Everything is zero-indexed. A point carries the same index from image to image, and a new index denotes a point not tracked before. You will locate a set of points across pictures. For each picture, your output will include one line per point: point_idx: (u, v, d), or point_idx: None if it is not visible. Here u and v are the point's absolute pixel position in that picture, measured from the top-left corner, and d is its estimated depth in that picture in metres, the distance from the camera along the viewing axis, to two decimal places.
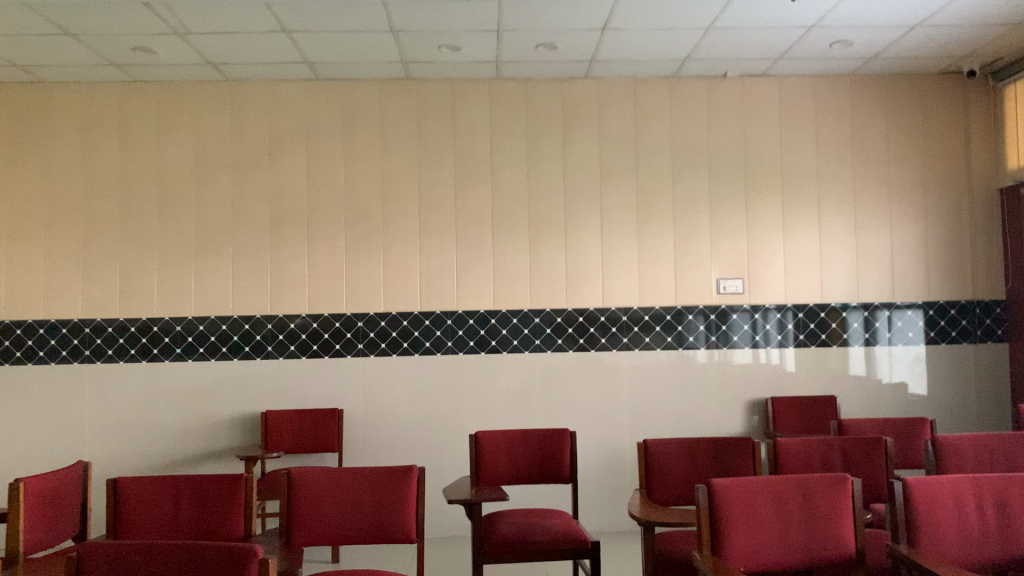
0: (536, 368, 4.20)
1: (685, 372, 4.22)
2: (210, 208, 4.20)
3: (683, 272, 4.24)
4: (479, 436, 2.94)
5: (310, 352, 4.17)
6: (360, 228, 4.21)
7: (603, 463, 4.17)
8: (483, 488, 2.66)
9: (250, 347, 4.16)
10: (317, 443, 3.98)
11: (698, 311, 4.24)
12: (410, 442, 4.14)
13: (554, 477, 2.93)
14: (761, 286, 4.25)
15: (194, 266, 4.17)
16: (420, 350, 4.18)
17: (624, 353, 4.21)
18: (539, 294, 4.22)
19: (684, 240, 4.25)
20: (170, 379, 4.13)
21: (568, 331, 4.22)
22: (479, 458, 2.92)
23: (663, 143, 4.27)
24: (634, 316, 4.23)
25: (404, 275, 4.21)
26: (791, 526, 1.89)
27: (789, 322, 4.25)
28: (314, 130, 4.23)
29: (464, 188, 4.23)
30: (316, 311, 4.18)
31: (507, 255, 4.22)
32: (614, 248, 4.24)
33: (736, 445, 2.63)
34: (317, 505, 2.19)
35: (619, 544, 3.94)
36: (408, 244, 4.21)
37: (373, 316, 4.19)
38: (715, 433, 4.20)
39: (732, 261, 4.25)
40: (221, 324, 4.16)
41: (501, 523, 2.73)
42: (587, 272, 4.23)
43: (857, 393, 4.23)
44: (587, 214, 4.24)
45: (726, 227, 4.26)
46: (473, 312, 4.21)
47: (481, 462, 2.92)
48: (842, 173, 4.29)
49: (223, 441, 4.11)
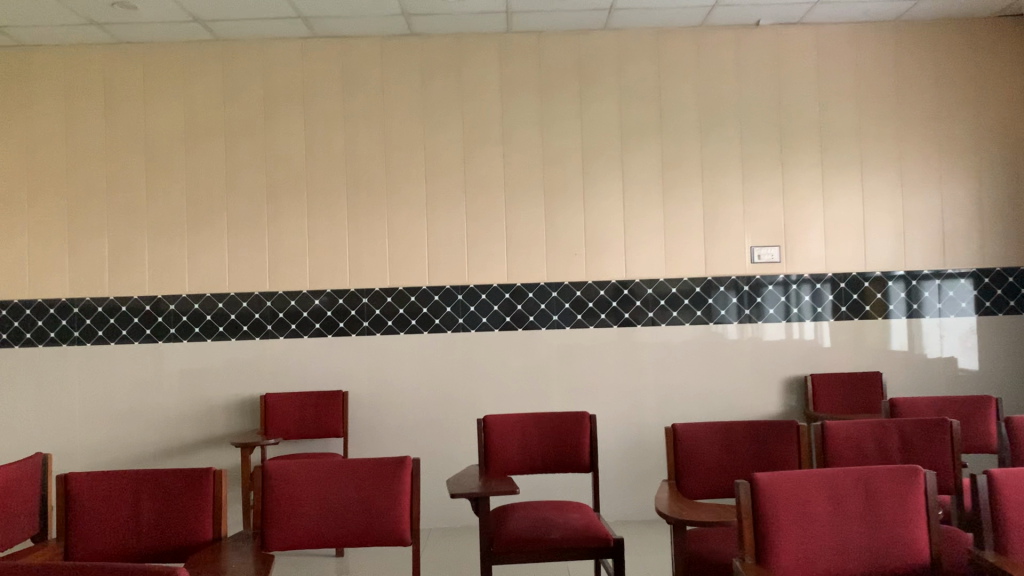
0: (555, 346, 3.89)
1: (716, 349, 3.89)
2: (203, 179, 3.92)
3: (713, 240, 3.91)
4: (487, 422, 2.65)
5: (312, 331, 3.89)
6: (363, 197, 3.92)
7: (627, 448, 3.87)
8: (491, 479, 2.37)
9: (248, 326, 3.90)
10: (319, 427, 3.71)
11: (730, 282, 3.91)
12: (420, 426, 3.87)
13: (571, 464, 2.63)
14: (798, 254, 3.91)
15: (187, 240, 3.91)
16: (430, 328, 3.90)
17: (650, 329, 3.90)
18: (557, 266, 3.91)
19: (713, 206, 3.91)
20: (164, 361, 3.88)
21: (588, 306, 3.90)
22: (489, 445, 2.63)
23: (689, 99, 3.92)
24: (660, 289, 3.91)
25: (410, 247, 3.91)
26: (850, 529, 1.58)
27: (829, 292, 3.91)
28: (312, 92, 3.94)
29: (474, 151, 3.92)
30: (318, 288, 3.91)
31: (522, 224, 3.91)
32: (638, 215, 3.91)
33: (780, 429, 2.31)
34: (295, 505, 1.91)
35: (645, 534, 3.65)
36: (415, 214, 3.92)
37: (378, 292, 3.90)
38: (749, 414, 3.88)
39: (766, 227, 3.91)
40: (217, 303, 3.90)
41: (512, 517, 2.44)
42: (608, 241, 3.91)
43: (904, 370, 3.89)
44: (608, 178, 3.92)
45: (759, 191, 3.92)
46: (486, 286, 3.91)
47: (490, 449, 2.63)
48: (886, 129, 3.92)
49: (221, 426, 3.86)
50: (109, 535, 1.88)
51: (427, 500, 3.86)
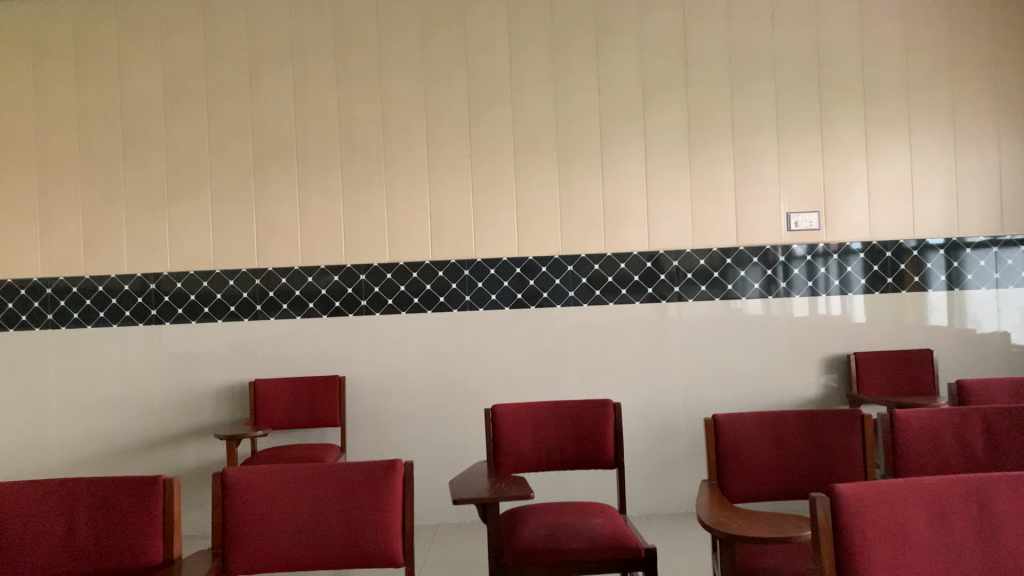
0: (572, 324, 3.55)
1: (749, 327, 3.54)
2: (184, 146, 3.58)
3: (746, 206, 3.55)
4: (496, 412, 2.31)
5: (305, 312, 3.56)
6: (359, 164, 3.57)
7: (652, 436, 3.54)
8: (501, 480, 2.04)
9: (235, 307, 3.57)
10: (314, 417, 3.40)
11: (764, 253, 3.54)
12: (424, 413, 3.54)
13: (592, 459, 2.29)
14: (839, 221, 3.54)
15: (168, 214, 3.58)
16: (434, 306, 3.56)
17: (676, 305, 3.55)
18: (573, 237, 3.56)
19: (745, 169, 3.54)
20: (145, 346, 3.56)
21: (608, 281, 3.55)
22: (497, 441, 2.29)
23: (717, 50, 3.54)
24: (687, 261, 3.55)
25: (411, 218, 3.57)
26: (959, 558, 1.23)
27: (874, 263, 3.54)
28: (300, 49, 3.58)
29: (480, 111, 3.56)
30: (311, 264, 3.57)
31: (533, 191, 3.56)
32: (663, 179, 3.55)
33: (841, 419, 1.96)
34: (263, 521, 1.58)
35: (673, 530, 3.33)
36: (417, 181, 3.57)
37: (377, 268, 3.56)
38: (786, 397, 3.54)
39: (804, 191, 3.54)
40: (202, 282, 3.57)
41: (525, 523, 2.10)
42: (629, 209, 3.56)
43: (957, 347, 3.53)
44: (629, 139, 3.55)
45: (796, 151, 3.54)
46: (495, 261, 3.56)
47: (500, 445, 2.29)
48: (937, 80, 3.53)
49: (208, 415, 3.55)
50: (38, 555, 1.56)
51: (434, 494, 3.54)
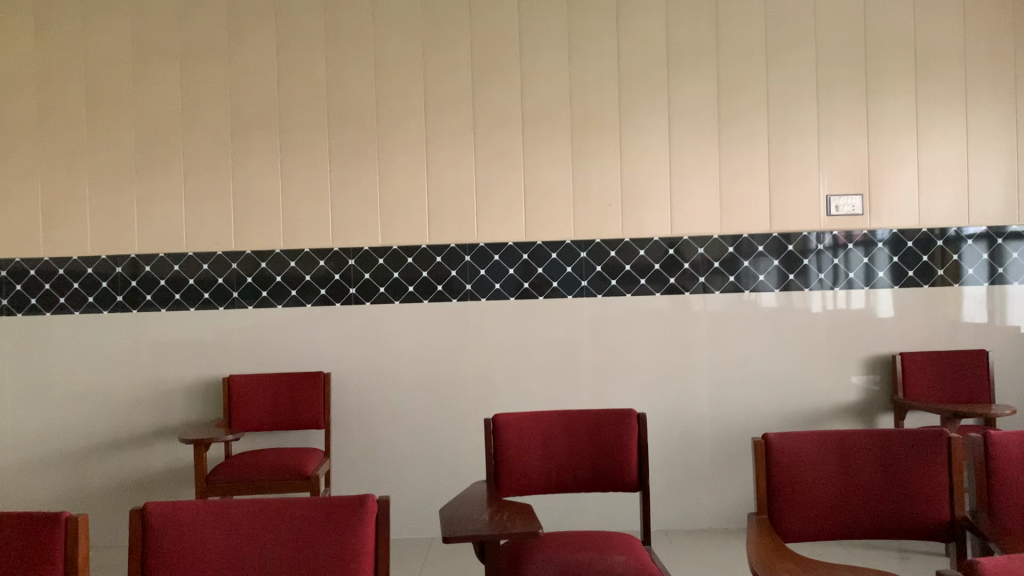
0: (584, 318, 3.19)
1: (782, 323, 3.17)
2: (154, 114, 3.21)
3: (781, 187, 3.17)
4: (497, 422, 1.94)
5: (287, 300, 3.20)
6: (349, 135, 3.20)
7: (673, 443, 3.19)
8: (502, 509, 1.68)
9: (210, 294, 3.21)
10: (295, 418, 3.05)
11: (800, 240, 3.17)
12: (419, 414, 3.19)
13: (612, 480, 1.93)
14: (885, 204, 3.16)
15: (136, 189, 3.22)
16: (431, 296, 3.20)
17: (701, 297, 3.18)
18: (586, 221, 3.19)
19: (781, 145, 3.17)
20: (110, 336, 3.21)
21: (625, 270, 3.18)
22: (500, 457, 1.92)
23: (752, 12, 3.16)
24: (714, 248, 3.18)
25: (407, 197, 3.20)
26: None
27: (924, 253, 3.16)
28: (285, 5, 3.20)
29: (485, 78, 3.19)
30: (295, 247, 3.20)
31: (544, 168, 3.19)
32: (689, 155, 3.18)
33: (923, 441, 1.59)
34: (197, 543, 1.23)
35: (695, 549, 2.98)
36: (414, 156, 3.20)
37: (368, 253, 3.20)
38: (822, 401, 3.17)
39: (847, 171, 3.17)
40: (173, 266, 3.21)
41: (532, 559, 1.74)
42: (651, 189, 3.18)
43: (1014, 348, 3.16)
44: (652, 110, 3.18)
45: (838, 126, 3.17)
46: (499, 246, 3.19)
47: (503, 463, 1.92)
48: (999, 48, 3.14)
49: (179, 414, 3.20)
50: None
51: (431, 505, 3.19)
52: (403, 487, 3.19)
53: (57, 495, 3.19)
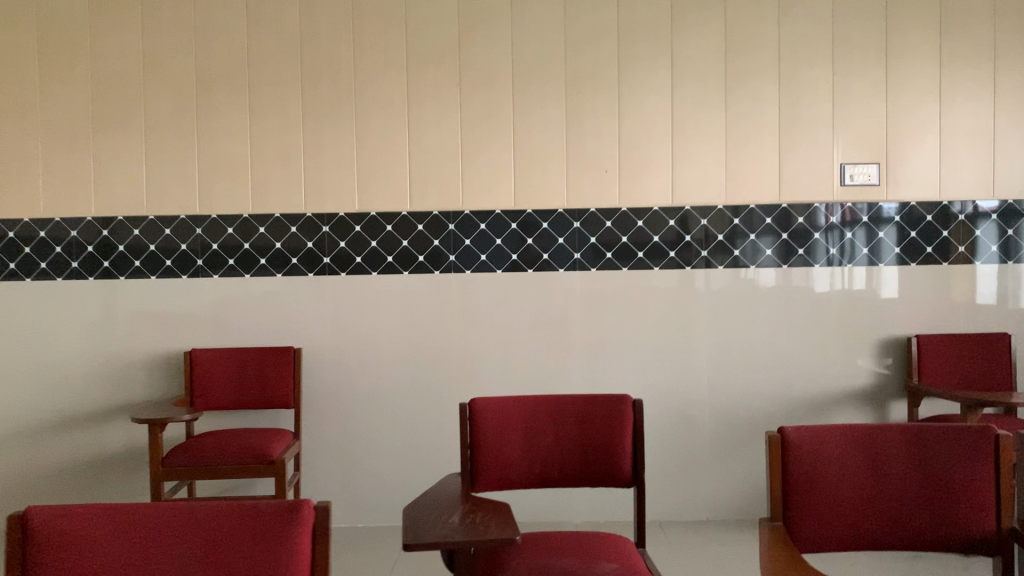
0: (577, 293, 2.96)
1: (790, 302, 2.95)
2: (112, 64, 2.95)
3: (791, 155, 2.93)
4: (475, 410, 1.71)
5: (256, 269, 2.96)
6: (324, 90, 2.95)
7: (669, 429, 2.97)
8: (476, 510, 1.46)
9: (173, 261, 2.96)
10: (263, 397, 2.82)
11: (811, 212, 2.94)
12: (397, 393, 2.97)
13: (605, 475, 1.71)
14: (904, 174, 2.93)
15: (92, 145, 2.96)
16: (412, 267, 2.96)
17: (702, 273, 2.95)
18: (581, 188, 2.95)
19: (792, 107, 2.92)
20: (65, 305, 2.97)
21: (622, 242, 2.95)
22: (477, 455, 1.69)
23: None
24: (719, 220, 2.94)
25: (386, 159, 2.95)
26: None
27: (943, 228, 2.93)
28: None
29: (473, 30, 2.93)
30: (264, 212, 2.96)
31: (535, 129, 2.94)
32: (693, 118, 2.93)
33: (965, 437, 1.37)
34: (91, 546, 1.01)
35: (692, 542, 2.77)
36: (394, 115, 2.95)
37: (344, 219, 2.96)
38: (829, 386, 2.96)
39: (863, 137, 2.93)
40: (132, 230, 2.97)
41: (510, 565, 1.52)
42: (651, 155, 2.94)
43: None
44: (653, 67, 2.93)
45: (855, 89, 2.92)
46: (486, 214, 2.95)
47: (481, 462, 1.69)
48: None
49: (138, 390, 2.96)
50: None
51: (408, 492, 2.98)
52: (379, 471, 2.98)
53: (8, 475, 2.97)
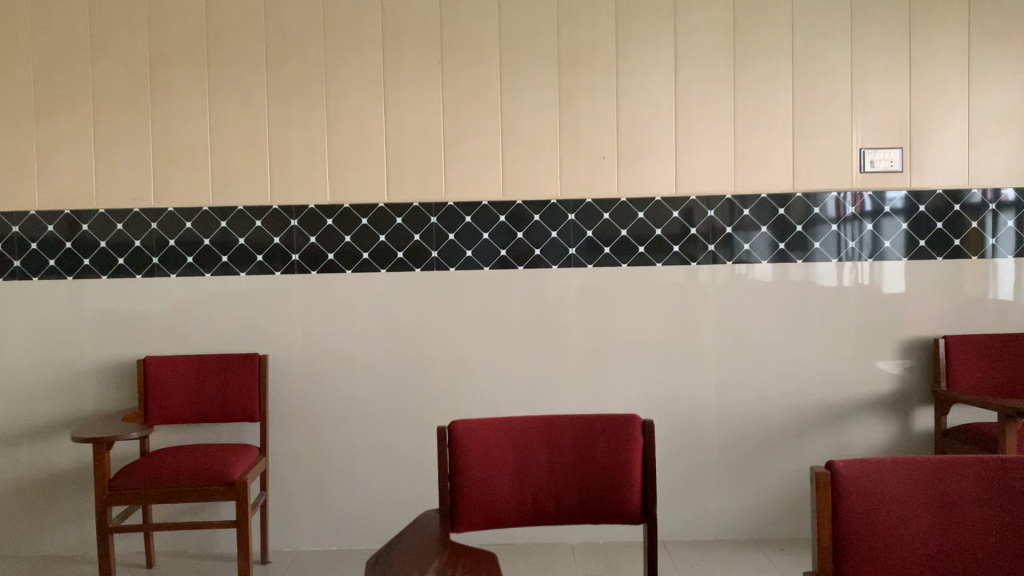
0: (572, 292, 2.69)
1: (805, 300, 2.69)
2: (56, 41, 2.67)
3: (806, 138, 2.67)
4: (457, 435, 1.43)
5: (218, 268, 2.68)
6: (292, 69, 2.67)
7: (674, 440, 2.71)
8: (456, 563, 1.19)
9: (126, 259, 2.69)
10: (225, 409, 2.55)
11: (828, 201, 2.68)
12: (375, 403, 2.70)
13: (610, 512, 1.45)
14: (930, 160, 2.67)
15: (36, 130, 2.68)
16: (390, 264, 2.69)
17: (709, 268, 2.69)
18: (575, 176, 2.68)
19: (808, 87, 2.67)
20: (6, 307, 2.69)
21: (621, 236, 2.68)
22: (459, 494, 1.42)
23: None
24: (727, 211, 2.69)
25: (361, 145, 2.68)
26: None
27: (972, 219, 2.68)
28: None
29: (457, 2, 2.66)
30: (226, 204, 2.68)
31: (525, 112, 2.67)
32: (699, 99, 2.67)
33: None
34: None
35: (700, 565, 2.51)
36: (370, 96, 2.67)
37: (315, 212, 2.68)
38: (847, 392, 2.70)
39: (884, 118, 2.67)
40: (80, 225, 2.69)
41: None
42: (653, 139, 2.68)
43: None
44: (655, 42, 2.66)
45: (876, 65, 2.66)
46: (471, 205, 2.69)
47: (463, 501, 1.42)
48: None
49: (87, 402, 2.68)
50: None
51: (389, 511, 2.72)
52: (356, 489, 2.72)
53: None
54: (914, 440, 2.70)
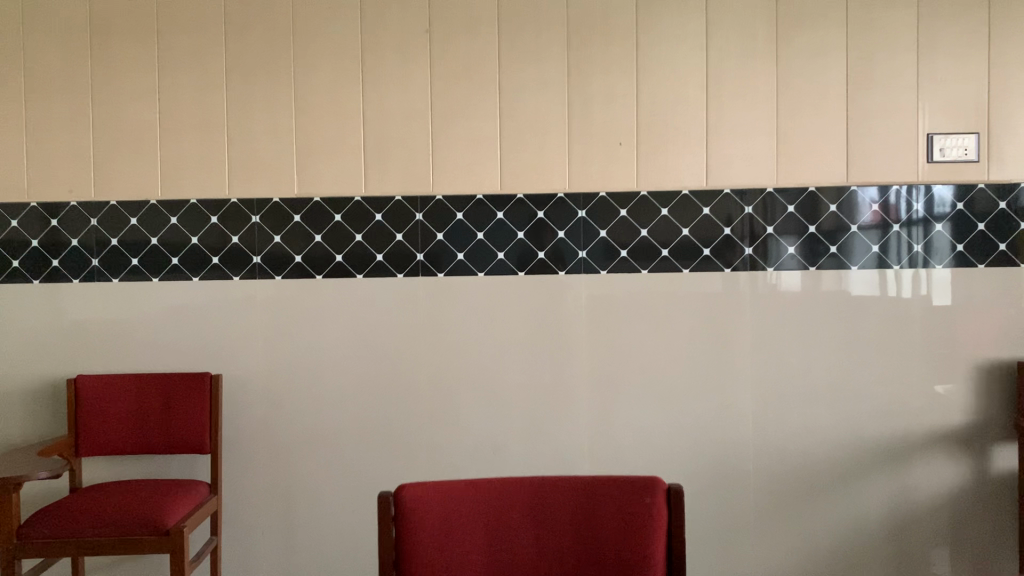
0: (582, 303, 2.28)
1: (860, 314, 2.26)
2: None
3: (863, 123, 2.25)
4: (403, 500, 1.09)
5: (167, 271, 2.29)
6: (255, 41, 2.28)
7: (702, 479, 2.29)
8: None
9: (61, 262, 2.30)
10: (168, 438, 2.15)
11: (888, 197, 2.25)
12: (349, 431, 2.30)
13: None
14: (1014, 147, 2.22)
15: None
16: (367, 269, 2.28)
17: (745, 276, 2.27)
18: (587, 167, 2.27)
19: (864, 62, 2.24)
20: None
21: (641, 236, 2.27)
22: None
23: None
24: (767, 208, 2.26)
25: (335, 129, 2.28)
26: None
27: None
28: None
29: None
30: (177, 198, 2.29)
31: (527, 91, 2.27)
32: (733, 75, 2.25)
33: None
34: None
35: None
36: (346, 72, 2.28)
37: (280, 208, 2.29)
38: (911, 423, 2.27)
39: (957, 98, 2.23)
40: (11, 222, 2.31)
41: None
42: (679, 123, 2.26)
43: None
44: (682, 10, 2.25)
45: (947, 35, 2.23)
46: (464, 200, 2.28)
47: None
48: None
49: (16, 427, 2.30)
50: None
51: (365, 560, 2.31)
52: (326, 533, 2.32)
53: None
54: (992, 482, 2.25)
